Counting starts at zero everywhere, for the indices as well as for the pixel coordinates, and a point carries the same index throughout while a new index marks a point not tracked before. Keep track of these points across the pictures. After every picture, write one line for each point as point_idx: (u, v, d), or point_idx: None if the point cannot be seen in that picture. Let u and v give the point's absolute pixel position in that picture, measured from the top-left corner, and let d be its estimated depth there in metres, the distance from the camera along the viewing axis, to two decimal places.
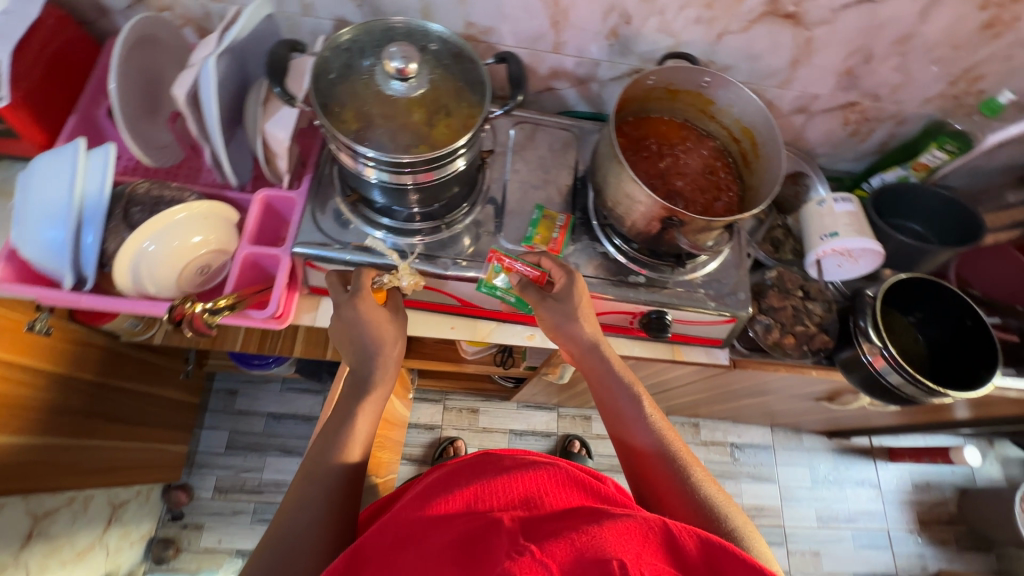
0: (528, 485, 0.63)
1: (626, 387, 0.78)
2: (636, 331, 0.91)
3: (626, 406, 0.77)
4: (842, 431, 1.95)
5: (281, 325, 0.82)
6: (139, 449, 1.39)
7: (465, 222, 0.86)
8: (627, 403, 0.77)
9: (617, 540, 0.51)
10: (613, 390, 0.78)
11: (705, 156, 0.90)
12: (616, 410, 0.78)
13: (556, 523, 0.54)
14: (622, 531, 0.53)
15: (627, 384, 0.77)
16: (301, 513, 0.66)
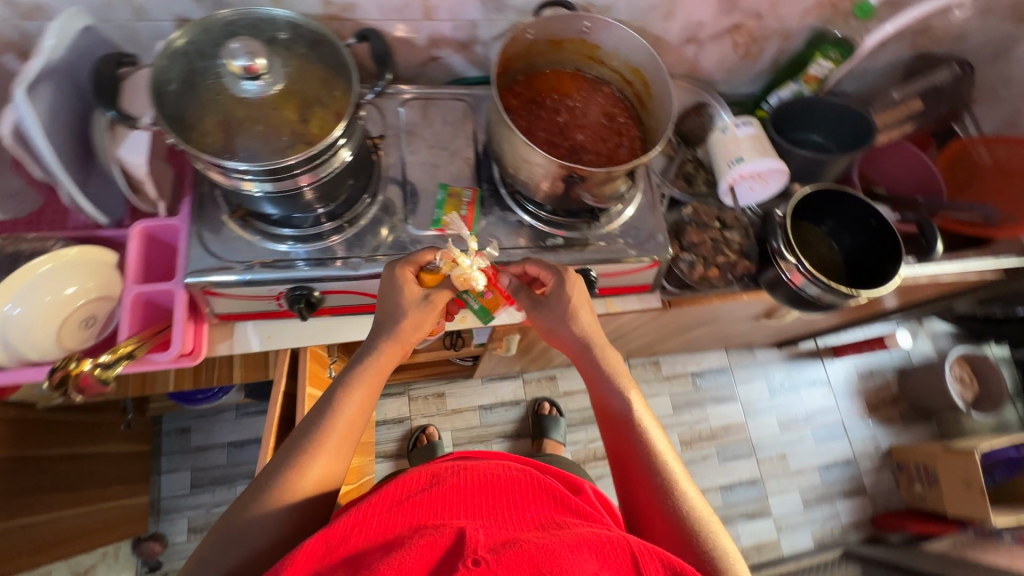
0: (495, 496, 0.63)
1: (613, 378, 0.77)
2: None
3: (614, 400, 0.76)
4: (790, 340, 2.06)
5: (195, 360, 0.78)
6: (91, 512, 1.30)
7: (370, 215, 0.82)
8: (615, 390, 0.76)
9: (576, 558, 0.51)
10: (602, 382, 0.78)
11: (602, 104, 0.88)
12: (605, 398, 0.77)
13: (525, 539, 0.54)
14: (583, 546, 0.53)
15: (618, 388, 0.76)
16: (257, 505, 0.62)
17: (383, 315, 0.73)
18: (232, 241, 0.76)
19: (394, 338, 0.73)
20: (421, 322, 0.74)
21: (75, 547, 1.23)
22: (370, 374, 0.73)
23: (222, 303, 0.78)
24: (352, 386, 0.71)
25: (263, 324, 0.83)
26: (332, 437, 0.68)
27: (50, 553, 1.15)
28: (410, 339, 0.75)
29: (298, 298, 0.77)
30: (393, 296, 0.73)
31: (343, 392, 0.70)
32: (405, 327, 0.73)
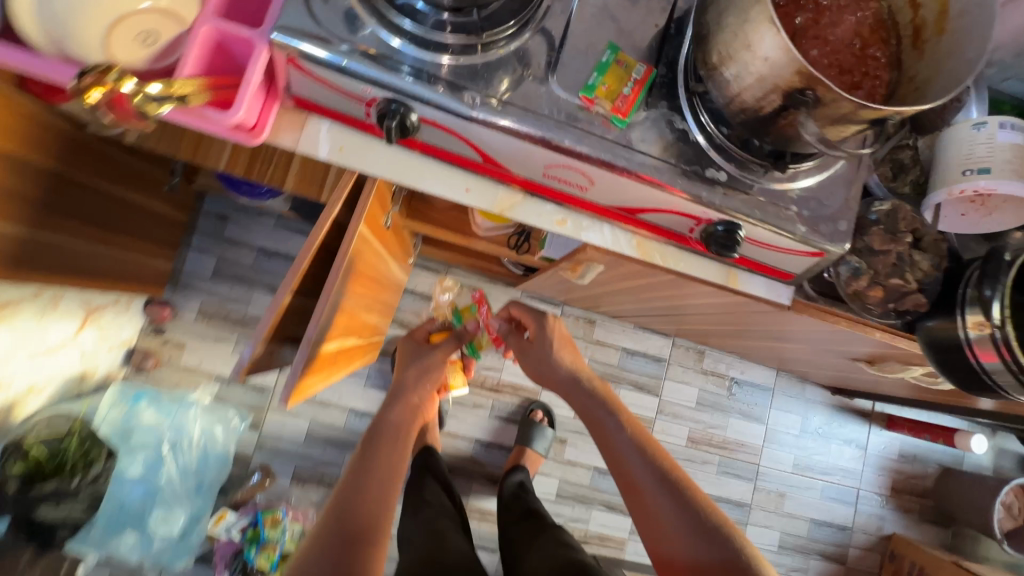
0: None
1: (622, 431, 0.97)
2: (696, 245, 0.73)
3: (627, 452, 0.93)
4: (849, 390, 1.85)
5: (253, 138, 0.64)
6: (116, 257, 1.28)
7: (508, 50, 0.62)
8: (626, 444, 0.95)
9: None
10: (614, 435, 0.97)
11: (859, 21, 0.63)
12: (620, 452, 0.95)
13: None
14: None
15: (621, 431, 0.97)
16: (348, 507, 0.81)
17: (405, 380, 1.07)
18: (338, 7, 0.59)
19: (405, 397, 1.03)
20: (432, 368, 1.11)
21: (94, 283, 1.22)
22: (402, 430, 0.97)
23: (302, 83, 0.62)
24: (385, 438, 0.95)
25: (339, 132, 0.68)
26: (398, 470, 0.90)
27: (66, 281, 1.13)
28: (419, 395, 1.05)
29: (390, 113, 0.59)
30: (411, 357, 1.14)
31: (381, 442, 0.94)
32: (412, 375, 1.08)
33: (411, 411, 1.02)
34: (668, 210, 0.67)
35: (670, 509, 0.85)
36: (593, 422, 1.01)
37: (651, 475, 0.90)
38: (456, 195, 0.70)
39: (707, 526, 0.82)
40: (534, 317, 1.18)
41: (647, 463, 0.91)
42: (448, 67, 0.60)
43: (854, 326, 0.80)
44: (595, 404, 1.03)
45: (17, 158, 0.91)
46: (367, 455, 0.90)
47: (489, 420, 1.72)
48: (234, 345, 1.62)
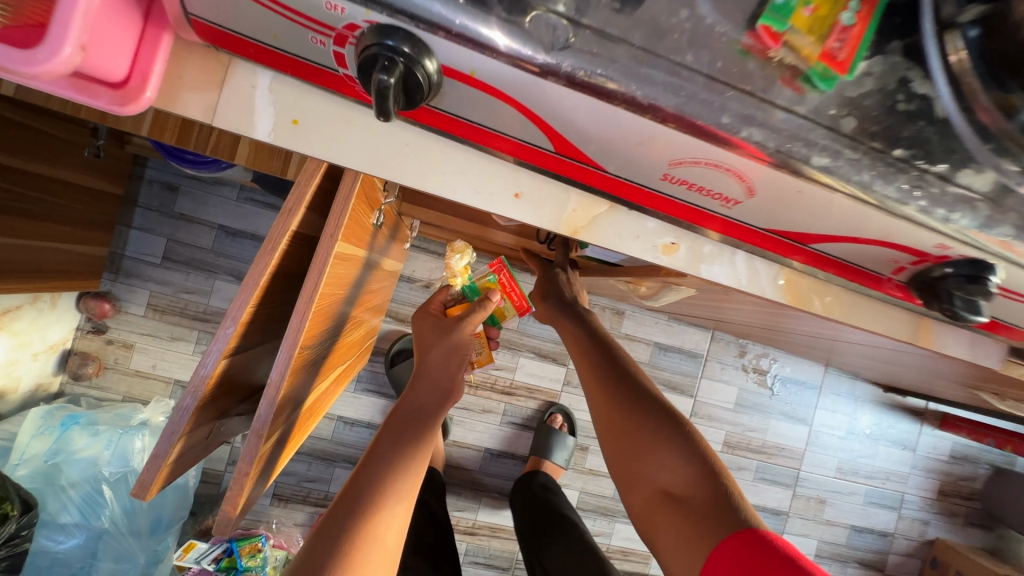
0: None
1: (608, 343, 0.72)
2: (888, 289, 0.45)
3: (596, 365, 0.69)
4: (906, 389, 1.64)
5: (119, 107, 0.34)
6: (33, 251, 0.98)
7: None
8: (596, 350, 0.71)
9: None
10: (591, 348, 0.72)
11: None
12: (589, 361, 0.70)
13: None
14: None
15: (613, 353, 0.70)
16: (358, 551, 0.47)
17: (428, 361, 0.65)
18: None
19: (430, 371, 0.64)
20: (466, 347, 0.69)
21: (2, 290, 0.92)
22: (425, 413, 0.59)
23: None
24: (395, 427, 0.57)
25: (288, 89, 0.38)
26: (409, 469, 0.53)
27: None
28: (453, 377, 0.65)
29: (383, 57, 0.29)
30: (433, 336, 0.70)
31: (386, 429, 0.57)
32: (438, 354, 0.66)
33: (437, 373, 0.64)
34: (867, 239, 0.39)
35: (655, 426, 0.61)
36: (576, 345, 0.74)
37: (634, 398, 0.64)
38: (500, 203, 0.41)
39: (692, 447, 0.59)
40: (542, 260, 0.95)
41: (625, 377, 0.67)
42: None
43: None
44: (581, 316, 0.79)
45: None
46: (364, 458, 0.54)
47: (500, 427, 1.49)
48: (195, 345, 1.34)
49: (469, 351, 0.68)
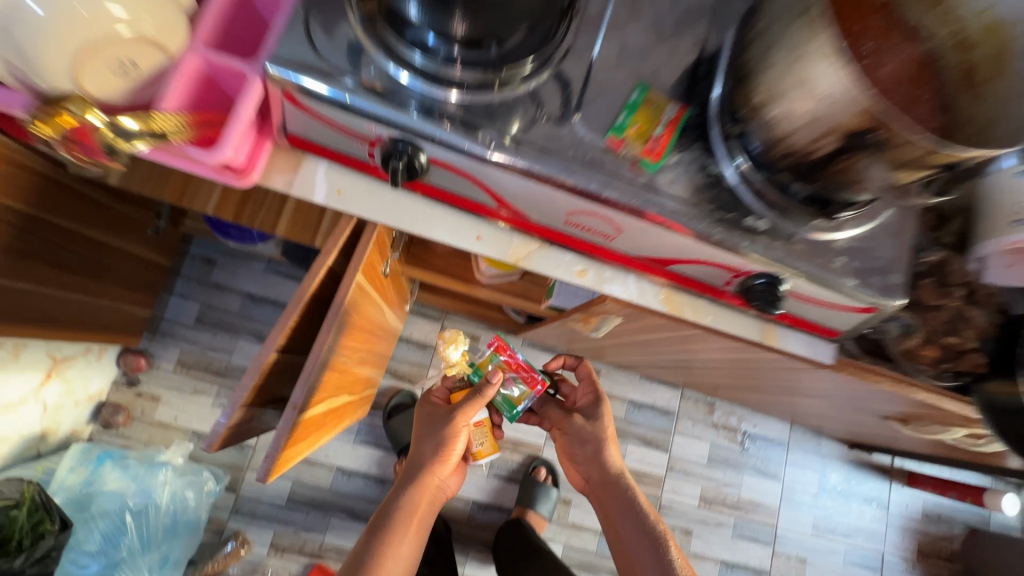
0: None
1: (638, 513, 0.95)
2: (728, 296, 0.66)
3: (635, 540, 0.92)
4: (867, 445, 1.76)
5: (239, 181, 0.58)
6: (91, 305, 1.20)
7: (526, 87, 0.56)
8: (638, 526, 0.93)
9: None
10: (625, 520, 0.95)
11: (910, 62, 0.57)
12: (626, 532, 0.94)
13: None
14: None
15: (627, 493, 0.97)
16: None
17: (420, 463, 0.89)
18: (346, 45, 0.54)
19: (423, 479, 0.89)
20: (452, 437, 0.89)
21: (53, 336, 1.11)
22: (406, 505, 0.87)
23: (298, 119, 0.56)
24: (391, 529, 0.84)
25: (337, 173, 0.62)
26: (389, 557, 0.82)
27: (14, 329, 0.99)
28: (435, 475, 0.90)
29: (396, 152, 0.54)
30: (429, 424, 0.90)
31: (387, 532, 0.84)
32: (427, 445, 0.89)
33: (424, 461, 0.88)
34: (701, 260, 0.61)
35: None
36: (601, 479, 1.01)
37: (641, 534, 0.92)
38: (467, 242, 0.64)
39: None
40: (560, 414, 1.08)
41: (654, 547, 0.89)
42: (458, 104, 0.54)
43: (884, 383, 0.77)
44: (613, 483, 1.00)
45: None
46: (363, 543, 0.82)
47: (488, 479, 1.59)
48: (214, 398, 1.50)
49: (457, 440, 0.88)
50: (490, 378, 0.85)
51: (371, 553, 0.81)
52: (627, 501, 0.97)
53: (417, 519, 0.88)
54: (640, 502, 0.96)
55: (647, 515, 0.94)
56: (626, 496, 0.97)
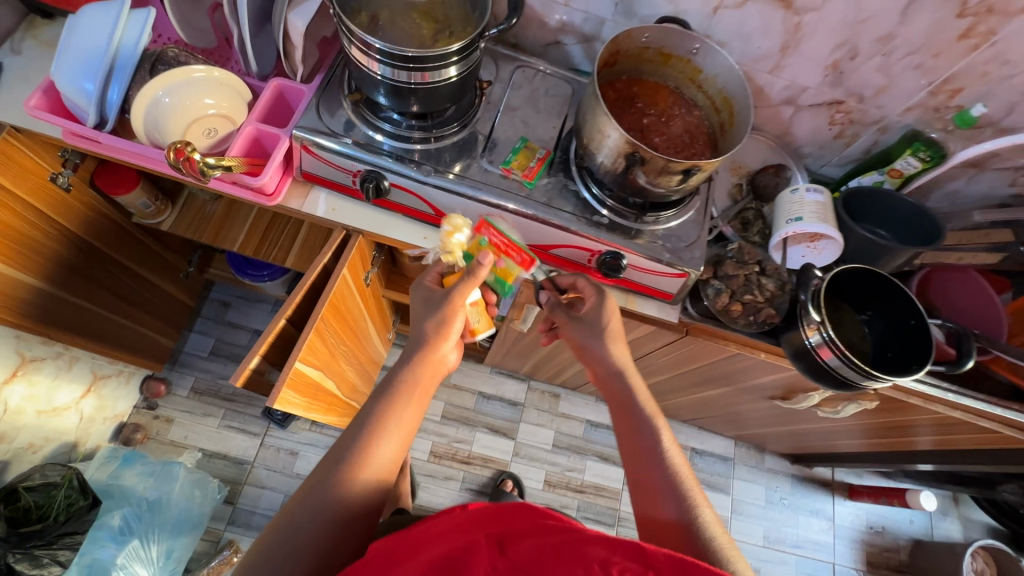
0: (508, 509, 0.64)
1: (650, 423, 0.79)
2: (594, 273, 0.97)
3: (654, 447, 0.76)
4: (804, 457, 1.95)
5: (270, 203, 0.90)
6: (129, 329, 1.49)
7: (453, 140, 0.92)
8: (646, 433, 0.78)
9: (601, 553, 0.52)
10: (636, 429, 0.79)
11: (688, 122, 0.94)
12: (634, 440, 0.78)
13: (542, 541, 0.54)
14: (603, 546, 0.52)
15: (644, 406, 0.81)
16: (321, 492, 0.65)
17: (424, 333, 0.79)
18: (341, 117, 0.90)
19: (425, 352, 0.79)
20: (450, 316, 0.81)
21: (94, 348, 1.38)
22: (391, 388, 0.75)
23: (310, 163, 0.90)
24: (393, 402, 0.73)
25: (333, 198, 0.95)
26: (383, 441, 0.70)
27: (58, 331, 1.26)
28: (440, 350, 0.80)
29: (369, 177, 0.87)
30: (424, 306, 0.82)
31: (389, 403, 0.73)
32: (428, 323, 0.80)
33: (421, 341, 0.79)
34: (569, 245, 0.93)
35: (673, 516, 0.69)
36: (614, 394, 0.85)
37: (657, 444, 0.76)
38: (417, 241, 0.95)
39: None
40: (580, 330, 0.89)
41: (664, 456, 0.75)
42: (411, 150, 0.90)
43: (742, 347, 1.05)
44: (626, 397, 0.83)
45: (61, 230, 1.17)
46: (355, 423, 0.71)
47: (460, 492, 1.77)
48: (221, 420, 1.71)
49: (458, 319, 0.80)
50: (483, 259, 0.80)
51: (367, 427, 0.70)
52: (635, 398, 0.82)
53: (421, 395, 0.77)
54: (648, 407, 0.81)
55: (656, 425, 0.79)
56: (636, 396, 0.82)
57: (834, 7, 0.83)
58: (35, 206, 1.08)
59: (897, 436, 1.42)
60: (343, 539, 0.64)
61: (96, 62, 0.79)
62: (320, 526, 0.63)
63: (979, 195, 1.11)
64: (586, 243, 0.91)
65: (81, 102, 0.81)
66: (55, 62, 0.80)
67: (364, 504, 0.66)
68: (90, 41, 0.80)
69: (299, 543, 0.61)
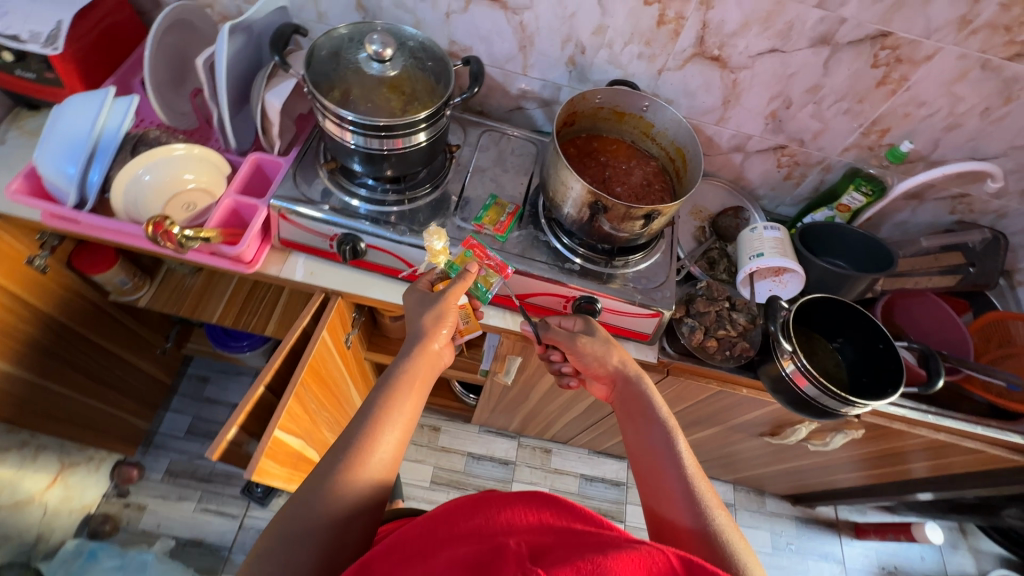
0: (532, 515, 0.62)
1: (657, 419, 0.78)
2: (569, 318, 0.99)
3: (657, 442, 0.75)
4: (805, 497, 1.91)
5: (248, 270, 0.92)
6: (102, 411, 1.44)
7: (426, 200, 0.96)
8: (660, 436, 0.76)
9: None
10: (644, 427, 0.78)
11: (646, 172, 1.01)
12: (645, 442, 0.76)
13: (567, 551, 0.53)
14: (627, 562, 0.51)
15: (651, 402, 0.80)
16: (322, 499, 0.64)
17: (418, 328, 0.81)
18: (317, 186, 0.94)
19: (424, 343, 0.80)
20: (443, 315, 0.82)
21: (59, 433, 1.33)
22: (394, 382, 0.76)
23: (288, 229, 0.93)
24: (395, 392, 0.75)
25: (309, 262, 0.97)
26: (387, 433, 0.71)
27: (28, 417, 1.24)
28: (437, 339, 0.82)
29: (345, 241, 0.90)
30: (420, 307, 0.83)
31: (393, 393, 0.74)
32: (423, 323, 0.81)
33: (417, 340, 0.80)
34: (542, 292, 0.96)
35: (681, 507, 0.68)
36: (621, 392, 0.85)
37: (659, 439, 0.75)
38: (394, 297, 0.97)
39: None
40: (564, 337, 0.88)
41: (678, 461, 0.73)
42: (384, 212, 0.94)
43: (725, 385, 1.07)
44: (633, 393, 0.83)
45: (36, 313, 1.16)
46: (363, 410, 0.73)
47: None
48: (196, 503, 1.61)
49: (450, 318, 0.82)
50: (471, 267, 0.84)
51: (371, 418, 0.71)
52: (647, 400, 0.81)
53: (420, 387, 0.78)
54: (661, 408, 0.80)
55: (667, 425, 0.77)
56: (648, 399, 0.81)
57: (765, 64, 0.92)
58: (10, 290, 1.08)
59: (890, 467, 1.41)
60: (347, 528, 0.65)
61: (79, 146, 0.83)
62: (327, 515, 0.64)
63: (925, 222, 1.18)
64: (559, 290, 0.94)
65: (63, 185, 0.84)
66: (38, 149, 0.84)
67: (365, 494, 0.67)
68: (74, 128, 0.84)
69: (305, 527, 0.63)
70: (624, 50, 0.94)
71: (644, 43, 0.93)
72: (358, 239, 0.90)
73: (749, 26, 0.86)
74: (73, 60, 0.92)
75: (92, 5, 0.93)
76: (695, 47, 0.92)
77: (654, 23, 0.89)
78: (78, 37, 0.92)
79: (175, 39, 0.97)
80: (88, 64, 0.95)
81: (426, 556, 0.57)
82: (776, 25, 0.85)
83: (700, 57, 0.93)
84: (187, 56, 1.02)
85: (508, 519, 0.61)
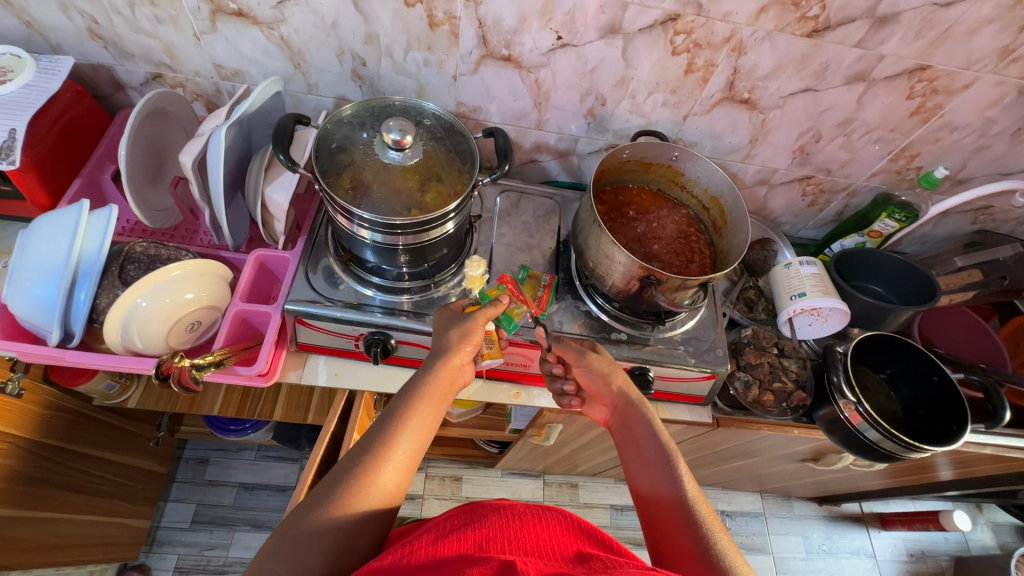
0: (542, 535, 0.59)
1: (652, 433, 0.71)
2: None
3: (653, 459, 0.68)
4: (831, 497, 1.92)
5: (266, 383, 0.82)
6: (98, 522, 1.30)
7: (452, 282, 0.89)
8: (658, 462, 0.68)
9: None
10: (638, 444, 0.71)
11: (679, 223, 0.95)
12: (644, 469, 0.68)
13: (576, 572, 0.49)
14: None
15: (645, 417, 0.73)
16: (321, 512, 0.57)
17: (441, 343, 0.74)
18: (330, 280, 0.85)
19: (446, 358, 0.73)
20: (469, 334, 0.75)
21: (57, 561, 1.19)
22: (411, 398, 0.68)
23: (305, 333, 0.84)
24: (412, 404, 0.68)
25: (334, 361, 0.89)
26: (401, 444, 0.64)
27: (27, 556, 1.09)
28: (462, 355, 0.74)
29: (375, 341, 0.82)
30: (447, 325, 0.76)
31: (408, 405, 0.67)
32: (446, 339, 0.74)
33: (437, 354, 0.73)
34: None
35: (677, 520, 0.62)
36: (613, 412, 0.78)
37: (653, 456, 0.69)
38: None
39: None
40: (573, 353, 0.79)
41: (676, 488, 0.64)
42: (410, 301, 0.85)
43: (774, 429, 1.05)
44: (626, 409, 0.76)
45: (19, 442, 1.03)
46: (379, 416, 0.66)
47: None
48: None
49: (476, 337, 0.75)
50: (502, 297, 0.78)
51: (385, 429, 0.65)
52: (646, 423, 0.73)
53: (438, 403, 0.71)
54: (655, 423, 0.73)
55: (663, 440, 0.70)
56: (646, 422, 0.73)
57: (796, 104, 0.87)
58: None
59: (924, 472, 1.41)
60: (349, 547, 0.57)
61: (56, 276, 0.72)
62: (331, 528, 0.57)
63: (948, 234, 1.16)
64: None
65: (43, 322, 0.73)
66: (9, 284, 0.73)
67: (367, 517, 0.59)
68: (48, 255, 0.72)
69: (303, 532, 0.56)
70: (648, 99, 0.88)
71: (669, 91, 0.87)
72: (388, 338, 0.82)
73: (783, 69, 0.82)
74: (33, 170, 0.80)
75: (47, 103, 0.81)
76: (724, 92, 0.86)
77: (681, 71, 0.83)
78: (35, 143, 0.80)
79: (151, 129, 0.86)
80: (51, 169, 0.83)
81: (429, 563, 0.52)
82: (810, 67, 0.81)
83: (729, 101, 0.88)
84: (162, 144, 0.90)
85: (520, 539, 0.57)
